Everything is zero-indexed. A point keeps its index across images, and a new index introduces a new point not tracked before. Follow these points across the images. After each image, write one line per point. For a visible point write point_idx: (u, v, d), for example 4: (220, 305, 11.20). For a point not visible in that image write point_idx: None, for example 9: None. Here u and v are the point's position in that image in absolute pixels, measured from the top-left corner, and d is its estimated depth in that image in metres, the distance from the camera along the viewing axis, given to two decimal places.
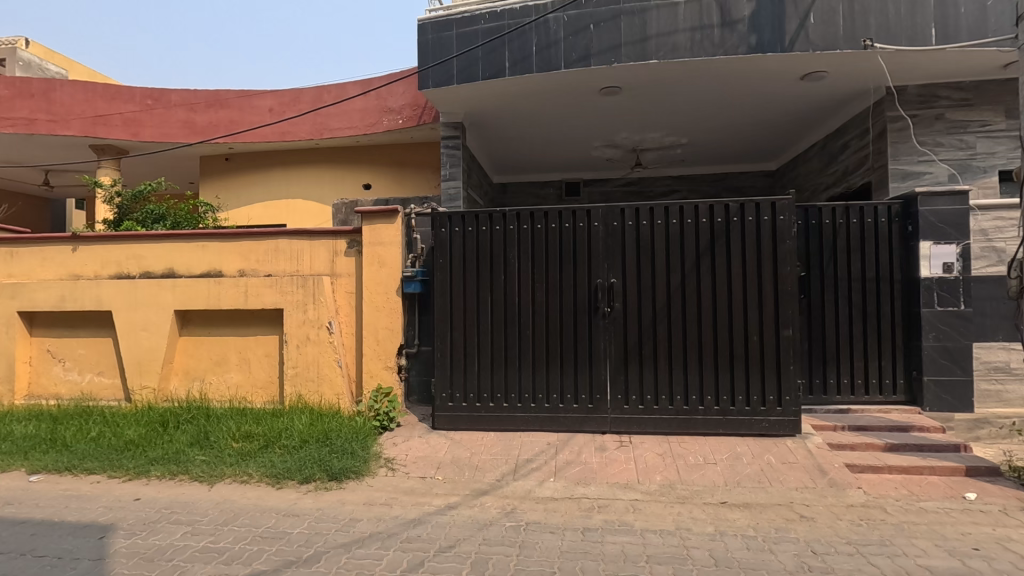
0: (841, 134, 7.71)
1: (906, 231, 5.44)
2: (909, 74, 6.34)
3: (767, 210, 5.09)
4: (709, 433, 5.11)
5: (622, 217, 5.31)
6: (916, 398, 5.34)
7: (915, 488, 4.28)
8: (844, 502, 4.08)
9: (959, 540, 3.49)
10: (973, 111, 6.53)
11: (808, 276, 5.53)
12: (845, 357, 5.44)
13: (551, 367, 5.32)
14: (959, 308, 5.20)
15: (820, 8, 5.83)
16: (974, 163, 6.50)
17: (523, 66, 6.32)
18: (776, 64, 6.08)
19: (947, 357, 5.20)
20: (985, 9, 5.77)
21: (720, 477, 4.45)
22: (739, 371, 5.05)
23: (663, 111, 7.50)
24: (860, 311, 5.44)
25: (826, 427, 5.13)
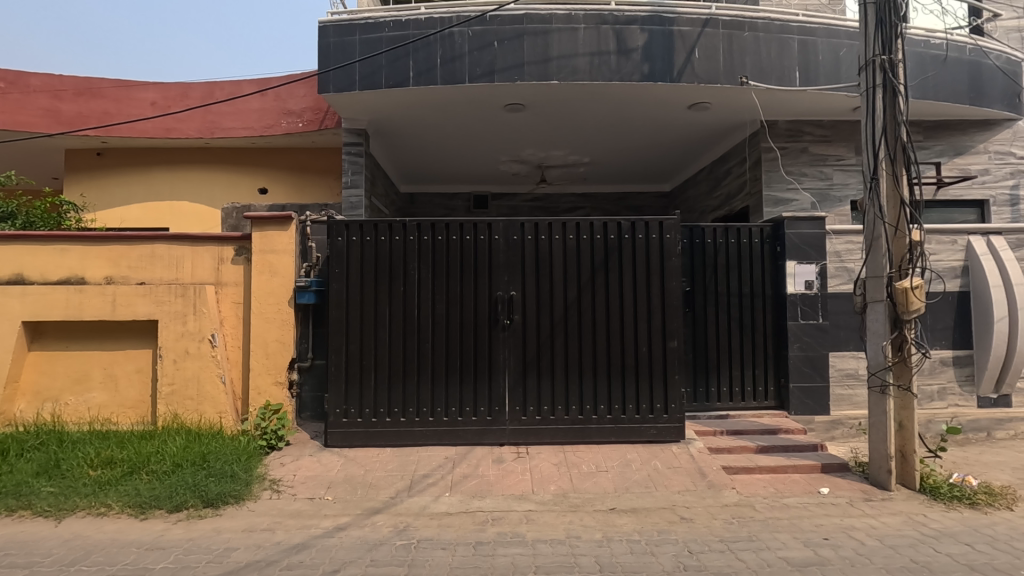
0: (724, 161, 8.42)
1: (776, 251, 6.00)
2: (778, 111, 7.08)
3: (656, 229, 5.42)
4: (602, 441, 5.29)
5: (522, 231, 5.42)
6: (784, 403, 5.88)
7: (780, 485, 4.69)
8: (720, 502, 4.38)
9: (814, 532, 3.86)
10: (831, 147, 7.41)
11: (693, 291, 5.94)
12: (725, 366, 5.88)
13: (450, 380, 5.28)
14: (818, 321, 5.81)
15: (704, 44, 6.34)
16: (831, 193, 7.36)
17: (428, 78, 6.30)
18: (666, 92, 6.52)
19: (809, 365, 5.79)
20: (838, 58, 6.59)
21: (610, 485, 4.63)
22: (630, 381, 5.30)
23: (566, 130, 7.79)
24: (737, 324, 5.93)
25: (707, 432, 5.50)
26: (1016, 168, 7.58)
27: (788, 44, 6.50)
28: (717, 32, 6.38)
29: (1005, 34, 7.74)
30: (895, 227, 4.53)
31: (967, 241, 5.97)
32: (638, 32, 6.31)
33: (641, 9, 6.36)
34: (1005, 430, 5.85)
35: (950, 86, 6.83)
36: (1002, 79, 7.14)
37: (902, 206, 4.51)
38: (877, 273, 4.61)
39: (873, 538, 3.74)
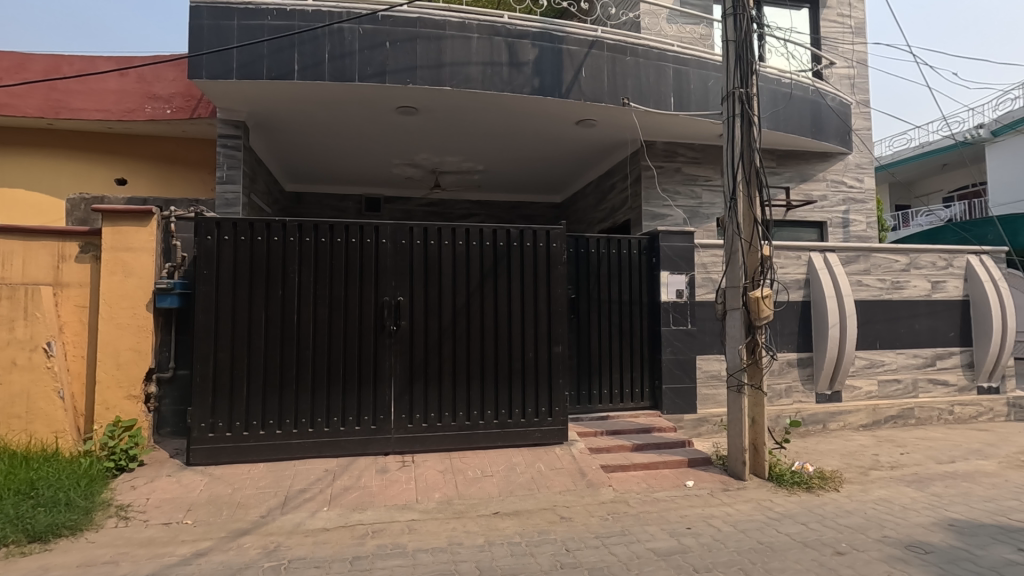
0: (609, 176, 8.91)
1: (651, 263, 6.44)
2: (656, 132, 7.65)
3: (543, 237, 5.61)
4: (489, 446, 5.33)
5: (411, 235, 5.33)
6: (658, 403, 6.31)
7: (651, 481, 5.02)
8: (597, 499, 4.60)
9: (679, 522, 4.17)
10: (701, 168, 8.13)
11: (577, 298, 6.21)
12: (606, 369, 6.20)
13: (332, 389, 5.04)
14: (687, 327, 6.32)
15: (590, 64, 6.69)
16: (700, 211, 8.10)
17: (314, 72, 6.02)
18: (556, 107, 6.77)
19: (679, 367, 6.27)
20: (707, 87, 7.26)
21: (495, 489, 4.68)
22: (516, 386, 5.41)
23: (460, 137, 7.81)
24: (617, 329, 6.28)
25: (588, 433, 5.76)
26: (847, 195, 8.80)
27: (665, 71, 7.06)
28: (602, 54, 6.77)
29: (839, 80, 9.00)
30: (750, 242, 5.04)
31: (808, 256, 6.82)
32: (529, 46, 6.51)
33: (532, 24, 6.58)
34: (836, 422, 6.74)
35: (796, 121, 7.79)
36: (836, 118, 8.27)
37: (755, 224, 5.03)
38: (735, 283, 5.10)
39: (728, 524, 4.11)
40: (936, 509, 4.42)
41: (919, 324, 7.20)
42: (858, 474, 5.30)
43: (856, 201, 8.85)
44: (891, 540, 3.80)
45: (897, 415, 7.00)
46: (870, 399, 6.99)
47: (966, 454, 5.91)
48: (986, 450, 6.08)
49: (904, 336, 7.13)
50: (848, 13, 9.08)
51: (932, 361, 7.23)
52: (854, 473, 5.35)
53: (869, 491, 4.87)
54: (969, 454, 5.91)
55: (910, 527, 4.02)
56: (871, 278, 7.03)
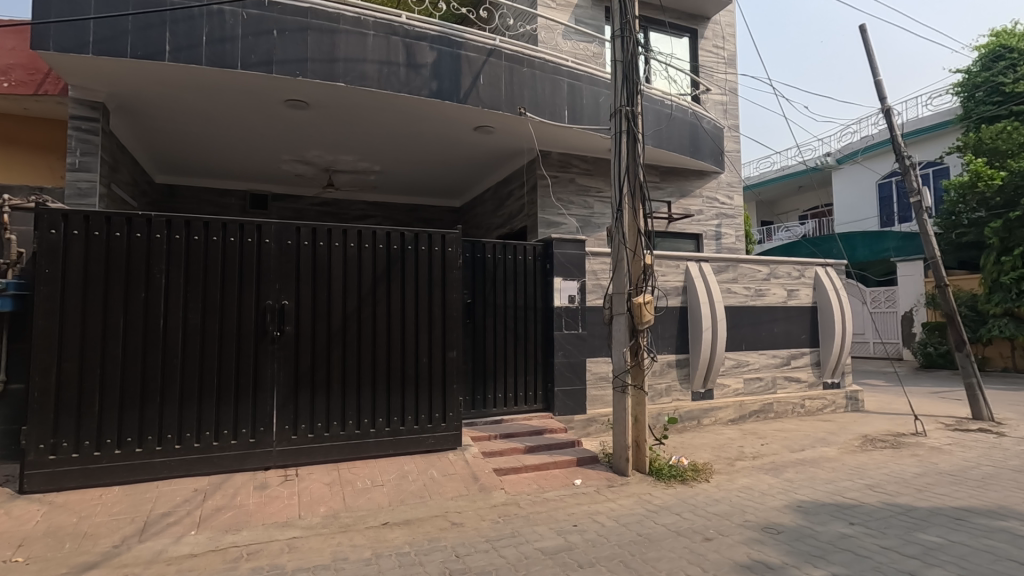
0: (507, 183, 9.08)
1: (545, 269, 6.63)
2: (551, 143, 7.92)
3: (438, 242, 5.57)
4: (380, 455, 5.17)
5: (298, 236, 5.05)
6: (550, 405, 6.50)
7: (542, 481, 5.15)
8: (489, 503, 4.63)
9: (567, 520, 4.31)
10: (593, 180, 8.55)
11: (473, 303, 6.25)
12: (500, 374, 6.28)
13: (204, 401, 4.63)
14: (578, 331, 6.58)
15: (488, 72, 6.78)
16: (592, 221, 8.51)
17: (189, 55, 5.52)
18: (454, 111, 6.76)
19: (570, 370, 6.50)
20: (599, 102, 7.64)
21: (385, 499, 4.54)
22: (410, 392, 5.31)
23: (355, 136, 7.55)
24: (512, 333, 6.39)
25: (482, 436, 5.79)
26: (720, 211, 9.67)
27: (560, 84, 7.33)
28: (500, 63, 6.89)
29: (714, 105, 9.87)
30: (634, 250, 5.36)
31: (686, 266, 7.39)
32: (428, 49, 6.46)
33: (431, 27, 6.54)
34: (709, 417, 7.34)
35: (677, 140, 8.44)
36: (711, 139, 9.06)
37: (639, 235, 5.36)
38: (621, 289, 5.39)
39: (611, 519, 4.32)
40: (788, 493, 4.97)
41: (777, 328, 8.06)
42: (725, 465, 5.81)
43: (727, 216, 9.75)
44: (751, 523, 4.21)
45: (759, 410, 7.77)
46: (737, 396, 7.70)
47: (813, 442, 6.71)
48: (829, 438, 6.94)
49: (765, 338, 7.96)
50: (721, 45, 10.00)
51: (787, 361, 8.13)
52: (723, 464, 5.86)
53: (735, 480, 5.36)
54: (815, 442, 6.71)
55: (766, 511, 4.47)
56: (738, 286, 7.76)
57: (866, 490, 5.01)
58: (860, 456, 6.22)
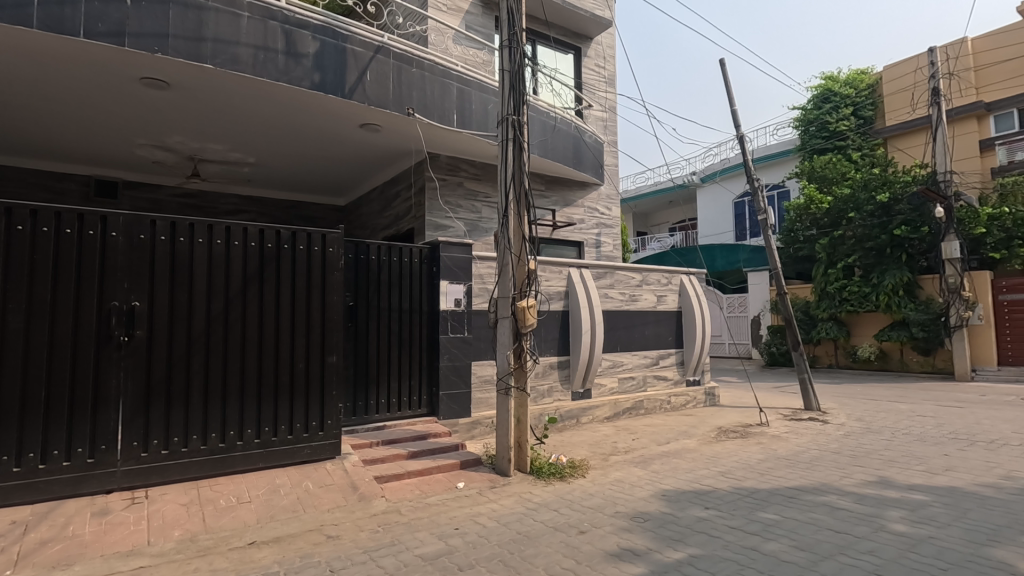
0: (394, 183, 8.90)
1: (432, 272, 6.57)
2: (439, 146, 7.91)
3: (318, 241, 5.30)
4: (247, 469, 4.80)
5: (153, 230, 4.53)
6: (435, 409, 6.45)
7: (424, 487, 5.09)
8: (368, 512, 4.47)
9: (448, 524, 4.29)
10: (480, 185, 8.67)
11: (356, 306, 6.04)
12: (383, 379, 6.12)
13: (28, 418, 3.98)
14: (464, 335, 6.60)
15: (375, 69, 6.61)
16: (479, 225, 8.63)
17: (15, 14, 4.71)
18: (337, 106, 6.49)
19: (455, 373, 6.50)
20: (487, 109, 7.78)
21: (252, 516, 4.22)
22: (284, 400, 4.99)
23: (225, 124, 6.95)
24: (397, 337, 6.26)
25: (363, 444, 5.60)
26: (599, 221, 10.26)
27: (449, 88, 7.35)
28: (388, 61, 6.75)
29: (596, 121, 10.48)
30: (519, 256, 5.52)
31: (568, 271, 7.73)
32: (310, 38, 6.14)
33: (314, 16, 6.22)
34: (587, 416, 7.73)
35: (560, 152, 8.83)
36: (593, 153, 9.58)
37: (524, 241, 5.52)
38: (506, 293, 5.50)
39: (492, 520, 4.38)
40: (654, 483, 5.38)
41: (648, 330, 8.71)
42: (600, 460, 6.16)
43: (606, 226, 10.37)
44: (621, 514, 4.49)
45: (632, 407, 8.33)
46: (612, 394, 8.21)
47: (676, 435, 7.34)
48: (690, 431, 7.63)
49: (637, 340, 8.56)
50: (603, 65, 10.65)
51: (656, 361, 8.82)
52: (598, 459, 6.20)
53: (608, 474, 5.69)
54: (678, 435, 7.35)
55: (635, 501, 4.80)
56: (615, 291, 8.27)
57: (719, 476, 5.58)
58: (716, 446, 6.91)
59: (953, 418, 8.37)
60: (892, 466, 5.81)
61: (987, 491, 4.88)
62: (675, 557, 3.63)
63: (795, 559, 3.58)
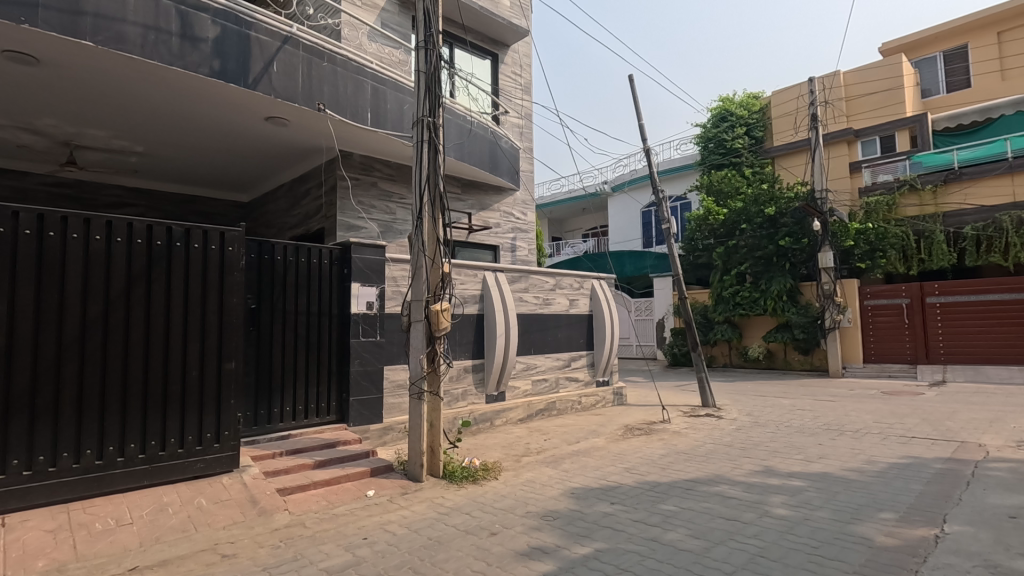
0: (303, 181, 8.52)
1: (342, 273, 6.36)
2: (351, 145, 7.67)
3: (215, 240, 4.95)
4: (129, 488, 4.38)
5: (15, 223, 4.02)
6: (344, 415, 6.23)
7: (332, 497, 4.89)
8: (269, 527, 4.22)
9: (356, 535, 4.15)
10: (395, 186, 8.52)
11: (258, 309, 5.70)
12: (288, 385, 5.83)
13: None
14: (376, 339, 6.43)
15: (282, 61, 6.30)
16: (394, 227, 8.47)
17: None
18: (239, 97, 6.11)
19: (367, 378, 6.31)
20: (402, 110, 7.67)
21: (134, 539, 3.84)
22: (173, 410, 4.61)
23: (108, 108, 6.32)
24: (304, 341, 5.99)
25: (265, 455, 5.29)
26: (515, 225, 10.42)
27: (362, 85, 7.17)
28: (297, 53, 6.47)
29: (511, 127, 10.65)
30: (433, 259, 5.47)
31: (483, 275, 7.77)
32: (209, 22, 5.74)
33: None
34: (500, 418, 7.79)
35: (476, 156, 8.87)
36: (509, 158, 9.72)
37: (438, 243, 5.48)
38: (419, 297, 5.43)
39: (402, 527, 4.30)
40: (563, 481, 5.53)
41: (561, 333, 8.95)
42: (513, 461, 6.24)
43: (521, 230, 10.55)
44: (532, 513, 4.57)
45: (544, 408, 8.50)
46: (525, 396, 8.35)
47: (586, 434, 7.60)
48: (599, 430, 7.93)
49: (550, 342, 8.77)
50: (519, 73, 10.86)
51: (568, 363, 9.09)
52: (510, 461, 6.27)
53: (520, 475, 5.77)
54: (588, 434, 7.61)
55: (545, 500, 4.91)
56: (529, 295, 8.42)
57: (624, 472, 5.84)
58: (622, 444, 7.23)
59: (826, 411, 9.35)
60: (776, 456, 6.37)
61: (852, 475, 5.49)
62: (582, 552, 3.75)
63: (691, 547, 3.82)
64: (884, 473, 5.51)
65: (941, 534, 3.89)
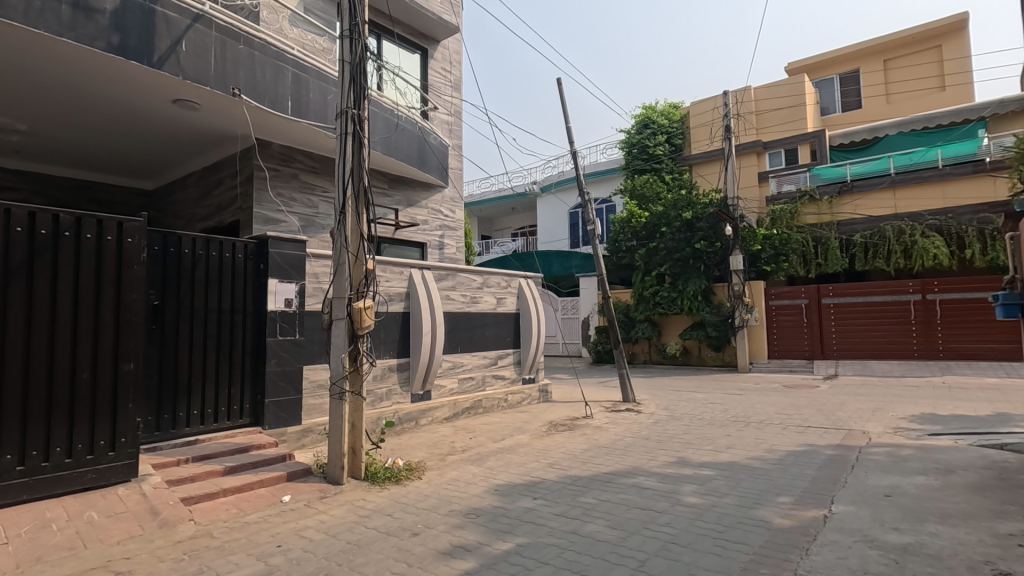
0: (216, 170, 8.01)
1: (259, 269, 6.04)
2: (270, 133, 7.30)
3: (112, 230, 4.55)
4: (4, 504, 3.94)
5: None
6: (259, 418, 5.92)
7: (243, 504, 4.63)
8: (172, 539, 3.93)
9: (269, 543, 3.96)
10: (318, 178, 8.20)
11: (162, 306, 5.28)
12: (196, 387, 5.46)
13: None
14: (295, 337, 6.15)
15: (192, 40, 5.88)
16: (316, 221, 8.16)
17: None
18: (142, 76, 5.64)
19: (284, 379, 6.03)
20: (326, 100, 7.39)
21: (8, 561, 3.44)
22: (59, 416, 4.19)
23: None
24: (214, 340, 5.63)
25: (168, 463, 4.92)
26: (443, 223, 10.34)
27: (282, 72, 6.84)
28: (209, 32, 6.06)
29: (440, 123, 10.55)
30: (356, 255, 5.31)
31: (410, 272, 7.65)
32: None
33: None
34: (426, 417, 7.69)
35: (404, 151, 8.71)
36: (437, 155, 9.61)
37: (362, 239, 5.33)
38: (341, 294, 5.26)
39: (320, 532, 4.15)
40: (488, 479, 5.55)
41: (488, 331, 8.98)
42: (438, 461, 6.19)
43: (449, 228, 10.48)
44: (455, 512, 4.56)
45: (470, 406, 8.49)
46: (452, 395, 8.30)
47: (511, 432, 7.67)
48: (524, 427, 8.03)
49: (477, 341, 8.78)
50: (449, 69, 10.77)
51: (495, 361, 9.14)
52: (435, 460, 6.22)
53: (444, 474, 5.73)
54: (513, 432, 7.69)
55: (469, 498, 4.91)
56: (456, 293, 8.38)
57: (547, 467, 5.96)
58: (546, 440, 7.37)
59: (734, 404, 10.01)
60: (688, 447, 6.74)
61: (755, 463, 5.90)
62: (503, 548, 3.79)
63: (608, 537, 3.96)
64: (783, 461, 5.97)
65: (829, 514, 4.27)
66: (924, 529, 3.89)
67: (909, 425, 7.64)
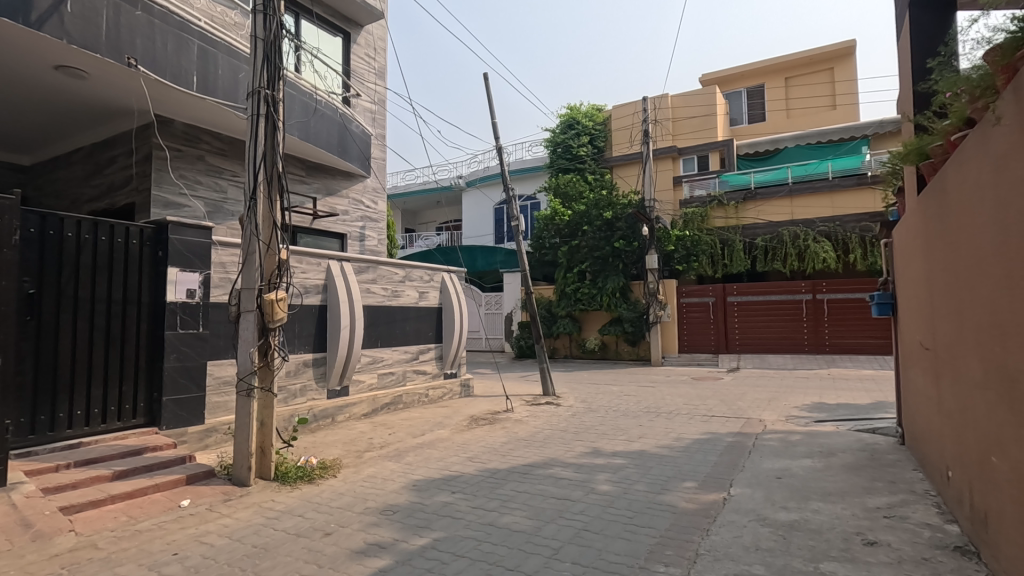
0: (107, 147, 7.29)
1: (156, 257, 5.57)
2: (172, 110, 6.74)
3: None
4: None
5: None
6: (156, 418, 5.47)
7: (135, 511, 4.26)
8: (48, 554, 3.55)
9: (163, 551, 3.68)
10: (226, 161, 7.69)
11: (39, 296, 4.73)
12: (80, 386, 4.96)
13: None
14: (197, 330, 5.74)
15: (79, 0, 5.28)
16: (224, 207, 7.65)
17: None
18: (17, 35, 5.00)
19: (185, 375, 5.62)
20: (237, 77, 6.93)
21: None
22: None
23: None
24: (102, 334, 5.12)
25: (44, 469, 4.42)
26: (364, 214, 10.03)
27: (186, 43, 6.32)
28: None
29: (363, 111, 10.23)
30: (268, 244, 5.02)
31: (327, 264, 7.35)
32: None
33: None
34: (343, 414, 7.44)
35: (323, 137, 8.35)
36: (359, 144, 9.30)
37: (274, 227, 5.05)
38: (250, 285, 4.96)
39: (222, 537, 3.91)
40: (405, 475, 5.47)
41: (409, 326, 8.82)
42: (354, 458, 6.02)
43: (371, 220, 10.19)
44: (370, 510, 4.45)
45: (389, 402, 8.33)
46: (370, 390, 8.10)
47: (431, 427, 7.61)
48: (444, 421, 7.98)
49: (398, 335, 8.61)
50: (373, 56, 10.44)
51: (416, 356, 9.01)
52: (351, 457, 6.04)
53: (360, 471, 5.58)
54: (433, 427, 7.63)
55: (385, 495, 4.82)
56: (377, 286, 8.17)
57: (466, 461, 5.97)
58: (466, 434, 7.37)
59: (646, 396, 10.52)
60: (603, 438, 6.99)
61: (664, 452, 6.23)
62: (419, 544, 3.75)
63: (523, 527, 4.03)
64: (688, 448, 6.35)
65: (727, 497, 4.60)
66: (808, 506, 4.28)
67: (798, 413, 8.38)
